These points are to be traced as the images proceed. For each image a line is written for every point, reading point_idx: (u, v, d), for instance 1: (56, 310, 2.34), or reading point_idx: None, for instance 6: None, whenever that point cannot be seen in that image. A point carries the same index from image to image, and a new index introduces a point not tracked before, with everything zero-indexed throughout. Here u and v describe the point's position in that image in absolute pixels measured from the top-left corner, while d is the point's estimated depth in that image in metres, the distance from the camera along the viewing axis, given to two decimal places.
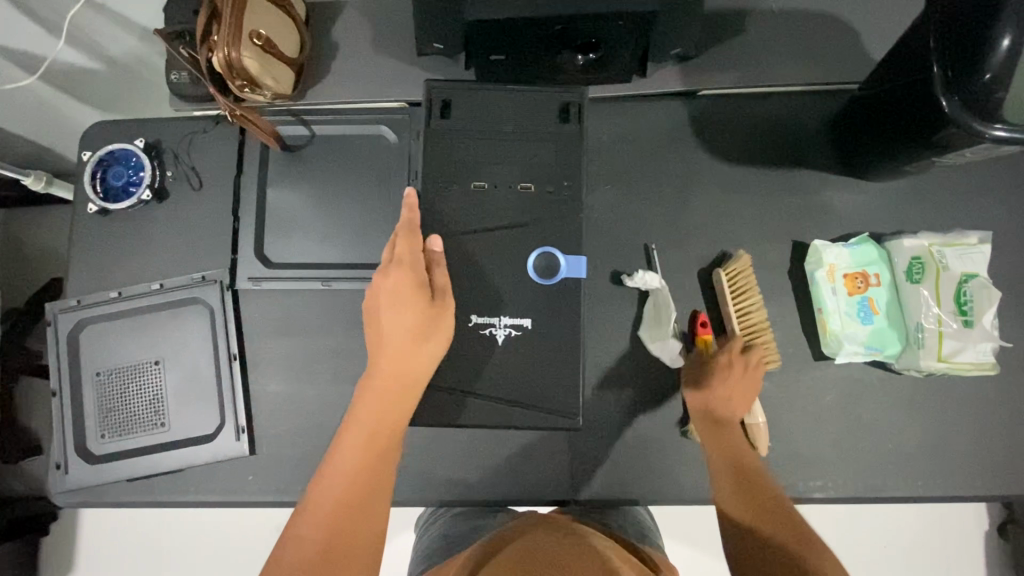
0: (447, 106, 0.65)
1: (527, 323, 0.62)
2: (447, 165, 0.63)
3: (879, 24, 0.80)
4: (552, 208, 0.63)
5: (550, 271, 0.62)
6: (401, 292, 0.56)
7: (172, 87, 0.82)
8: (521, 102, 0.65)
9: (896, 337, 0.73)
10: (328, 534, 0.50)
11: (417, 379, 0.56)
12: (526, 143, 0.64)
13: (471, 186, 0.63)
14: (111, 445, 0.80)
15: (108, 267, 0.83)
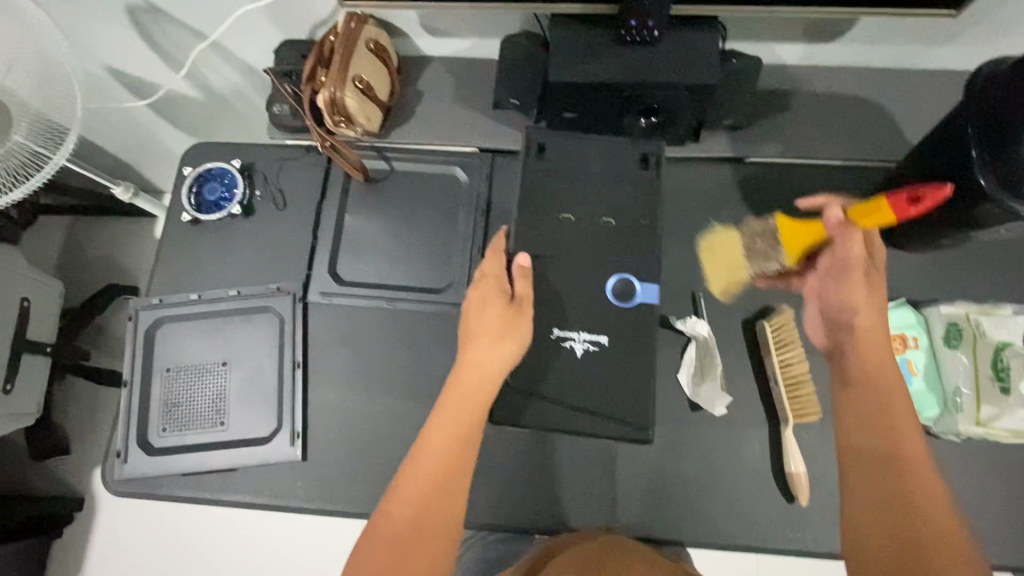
0: (542, 147, 0.72)
1: (603, 340, 0.68)
2: (539, 198, 0.71)
3: (914, 112, 0.89)
4: (630, 239, 0.70)
5: (626, 295, 0.68)
6: (487, 300, 0.66)
7: (274, 118, 0.91)
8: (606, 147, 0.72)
9: (935, 400, 0.75)
10: (422, 502, 0.62)
11: (496, 374, 0.65)
12: (608, 184, 0.71)
13: (560, 218, 0.70)
14: (170, 439, 0.84)
15: (191, 271, 0.90)
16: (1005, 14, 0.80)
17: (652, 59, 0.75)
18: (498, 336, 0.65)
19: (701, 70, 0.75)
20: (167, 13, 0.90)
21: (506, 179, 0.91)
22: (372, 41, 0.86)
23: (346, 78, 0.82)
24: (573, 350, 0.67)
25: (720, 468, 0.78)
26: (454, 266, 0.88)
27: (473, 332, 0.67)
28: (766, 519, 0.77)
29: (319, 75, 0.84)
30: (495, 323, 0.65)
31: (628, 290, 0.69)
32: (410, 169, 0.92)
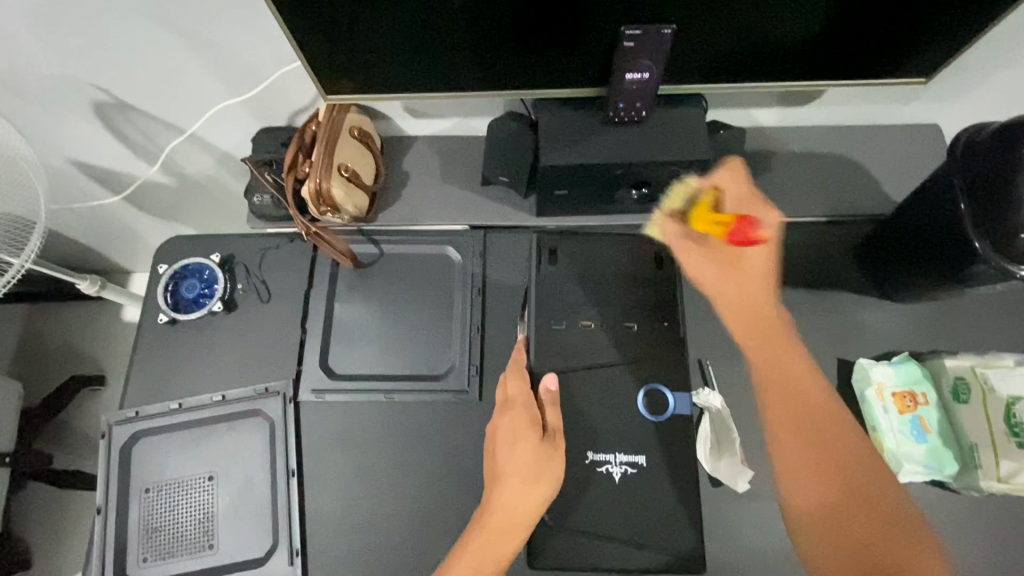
0: (553, 253, 0.84)
1: (640, 460, 0.76)
2: (560, 308, 0.82)
3: (891, 167, 0.92)
4: (652, 341, 0.80)
5: (657, 407, 0.77)
6: (525, 430, 0.72)
7: (255, 209, 0.87)
8: (620, 250, 0.84)
9: (952, 456, 0.75)
10: None
11: (532, 511, 0.69)
12: (623, 286, 0.83)
13: (580, 323, 0.81)
14: (153, 570, 0.76)
15: (171, 376, 0.84)
16: (963, 74, 0.85)
17: (640, 138, 0.76)
18: (538, 468, 0.70)
19: (690, 146, 0.75)
20: (135, 106, 0.88)
21: (499, 256, 0.89)
22: (355, 128, 0.84)
23: (331, 167, 0.80)
24: (610, 473, 0.75)
25: (748, 548, 0.75)
26: (453, 351, 0.85)
27: (508, 462, 0.71)
28: None
29: (301, 164, 0.82)
30: (532, 455, 0.71)
31: (659, 400, 0.78)
32: (401, 251, 0.90)
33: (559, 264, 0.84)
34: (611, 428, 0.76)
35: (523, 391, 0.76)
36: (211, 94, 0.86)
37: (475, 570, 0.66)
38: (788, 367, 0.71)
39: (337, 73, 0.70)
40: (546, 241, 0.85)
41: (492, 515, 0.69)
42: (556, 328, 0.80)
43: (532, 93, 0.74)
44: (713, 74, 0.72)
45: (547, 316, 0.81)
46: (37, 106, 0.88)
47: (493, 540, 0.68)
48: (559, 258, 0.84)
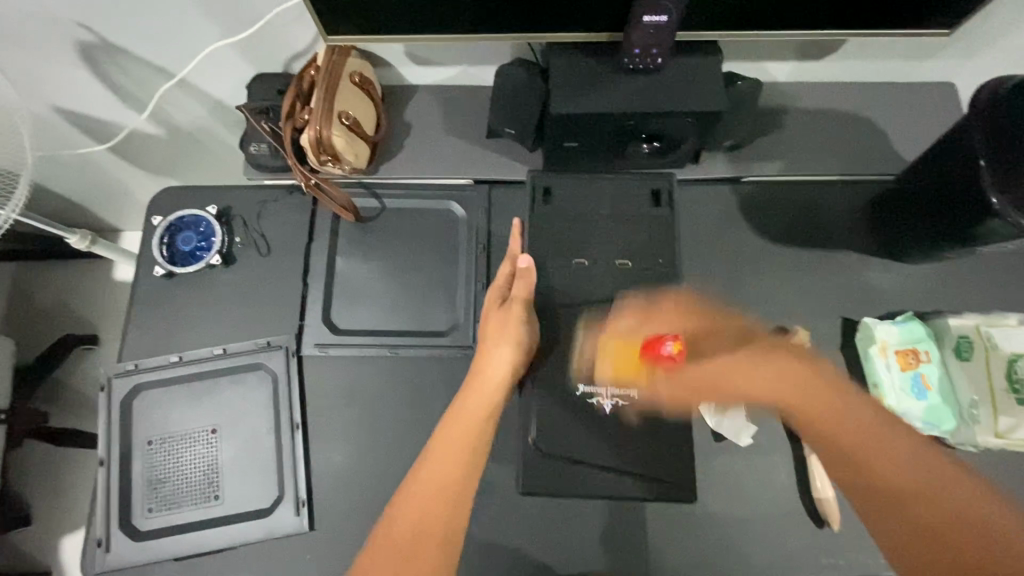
0: (549, 191, 0.83)
1: (632, 392, 0.74)
2: (560, 244, 0.80)
3: (904, 125, 0.90)
4: (654, 279, 0.79)
5: None
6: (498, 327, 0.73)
7: (251, 157, 0.84)
8: (619, 184, 0.83)
9: (951, 411, 0.76)
10: (428, 502, 0.60)
11: (498, 374, 0.70)
12: (619, 225, 0.81)
13: (574, 262, 0.80)
14: (157, 521, 0.75)
15: (170, 330, 0.83)
16: (986, 28, 0.82)
17: (654, 88, 0.73)
18: (503, 330, 0.72)
19: (705, 96, 0.73)
20: (121, 47, 0.83)
21: (504, 211, 0.88)
22: (356, 73, 0.81)
23: (332, 115, 0.77)
24: (601, 404, 0.74)
25: (749, 501, 0.76)
26: (458, 307, 0.84)
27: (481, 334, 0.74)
28: (797, 549, 0.75)
29: (301, 111, 0.79)
30: (494, 323, 0.73)
31: None
32: (403, 206, 0.88)
33: (557, 200, 0.82)
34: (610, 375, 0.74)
35: (496, 295, 0.76)
36: (202, 36, 0.82)
37: (452, 433, 0.65)
38: (815, 393, 0.64)
39: (336, 14, 0.66)
40: (541, 179, 0.83)
41: (455, 413, 0.67)
42: (567, 266, 0.79)
43: (541, 37, 0.70)
44: (734, 20, 0.68)
45: (546, 257, 0.80)
46: (15, 48, 0.84)
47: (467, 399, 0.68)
48: (554, 196, 0.82)
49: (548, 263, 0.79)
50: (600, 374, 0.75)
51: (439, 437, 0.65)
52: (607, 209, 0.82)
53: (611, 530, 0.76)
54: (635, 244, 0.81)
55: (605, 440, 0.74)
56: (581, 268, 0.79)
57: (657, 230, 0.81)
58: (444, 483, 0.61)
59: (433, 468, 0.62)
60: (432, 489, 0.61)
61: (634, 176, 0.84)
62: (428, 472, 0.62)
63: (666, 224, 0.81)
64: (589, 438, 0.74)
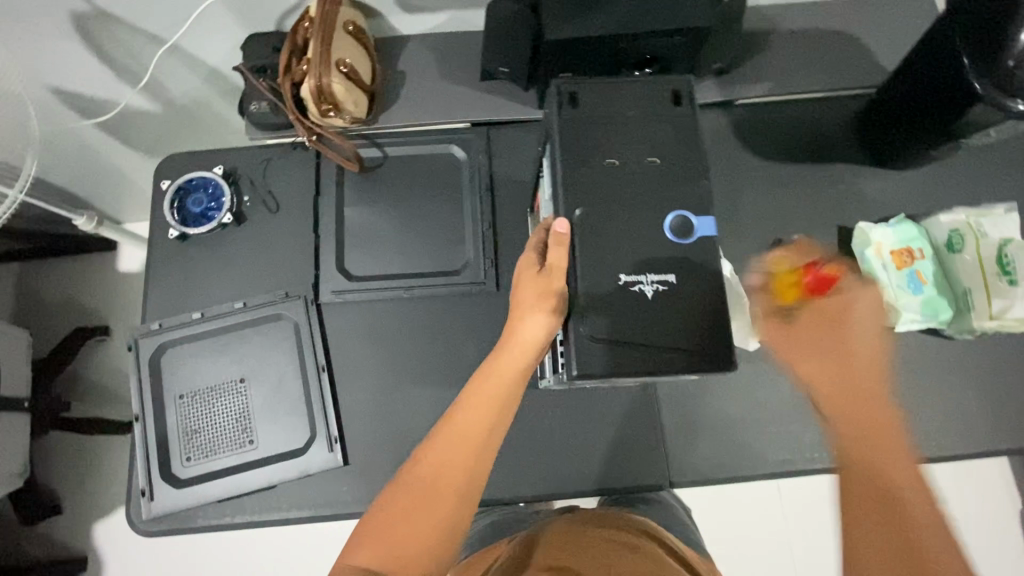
0: (574, 97, 0.62)
1: (672, 277, 0.60)
2: (577, 147, 0.62)
3: (887, 36, 0.92)
4: (682, 177, 0.62)
5: (684, 231, 0.61)
6: (528, 297, 0.60)
7: (252, 116, 0.86)
8: (640, 87, 0.63)
9: (947, 303, 0.79)
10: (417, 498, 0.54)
11: (529, 347, 0.60)
12: (646, 123, 0.63)
13: (602, 164, 0.61)
14: (197, 468, 0.78)
15: (190, 290, 0.85)
16: None
17: (643, 9, 0.75)
18: (533, 296, 0.60)
19: (692, 12, 0.75)
20: (111, 17, 0.84)
21: (504, 150, 0.90)
22: (349, 22, 0.82)
23: (330, 63, 0.79)
24: (642, 294, 0.59)
25: (760, 402, 0.80)
26: (467, 244, 0.86)
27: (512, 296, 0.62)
28: (808, 442, 0.79)
29: (298, 64, 0.81)
30: (525, 286, 0.61)
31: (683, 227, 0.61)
32: (405, 153, 0.90)
33: (582, 108, 0.63)
34: (645, 262, 0.60)
35: (532, 254, 0.63)
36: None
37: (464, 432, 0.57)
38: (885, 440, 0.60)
39: None
40: (562, 84, 0.62)
41: (468, 402, 0.58)
42: (590, 171, 0.61)
43: None
44: None
45: (566, 156, 0.62)
46: None
47: (491, 384, 0.59)
48: (581, 101, 0.62)
49: (567, 167, 0.61)
50: (636, 262, 0.60)
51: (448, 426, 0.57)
52: (632, 110, 0.63)
53: (633, 441, 0.79)
54: (666, 148, 0.62)
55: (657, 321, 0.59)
56: (605, 170, 0.61)
57: (685, 127, 0.63)
58: (448, 471, 0.55)
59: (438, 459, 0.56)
60: (436, 471, 0.55)
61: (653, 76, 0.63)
62: (423, 462, 0.56)
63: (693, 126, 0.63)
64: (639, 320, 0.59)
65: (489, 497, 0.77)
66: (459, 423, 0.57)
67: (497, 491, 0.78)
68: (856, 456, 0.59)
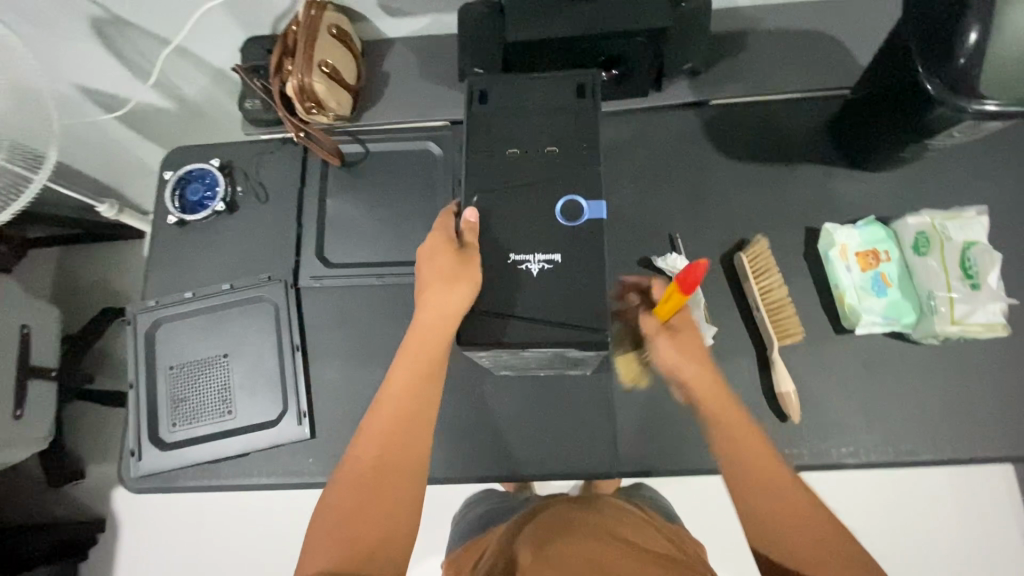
0: (487, 94, 0.69)
1: (557, 257, 0.63)
2: (485, 138, 0.67)
3: (866, 37, 0.91)
4: (578, 163, 0.66)
5: (573, 215, 0.64)
6: (443, 275, 0.62)
7: (246, 113, 0.94)
8: (546, 83, 0.69)
9: (910, 306, 0.79)
10: (369, 480, 0.61)
11: (447, 321, 0.63)
12: (551, 116, 0.68)
13: (506, 152, 0.67)
14: (181, 433, 0.85)
15: (185, 271, 0.93)
16: None
17: (605, 11, 0.78)
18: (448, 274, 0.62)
19: (652, 14, 0.77)
20: (125, 21, 0.92)
21: None
22: (334, 26, 0.88)
23: (312, 63, 0.84)
24: (530, 272, 0.63)
25: None
26: None
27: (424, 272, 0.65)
28: (759, 440, 0.79)
29: (286, 65, 0.87)
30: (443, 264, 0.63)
31: (573, 211, 0.64)
32: (385, 149, 0.95)
33: (494, 103, 0.69)
34: (535, 240, 0.63)
35: (436, 240, 0.65)
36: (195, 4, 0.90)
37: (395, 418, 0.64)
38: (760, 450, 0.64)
39: None
40: (476, 81, 0.69)
41: (364, 434, 0.64)
42: (495, 157, 0.67)
43: None
44: None
45: (474, 142, 0.67)
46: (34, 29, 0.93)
47: (418, 364, 0.66)
48: (492, 99, 0.69)
49: (474, 152, 0.67)
50: (528, 239, 0.64)
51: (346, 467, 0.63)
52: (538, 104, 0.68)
53: (585, 429, 0.81)
54: (566, 137, 0.67)
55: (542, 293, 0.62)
56: (508, 159, 0.67)
57: (587, 117, 0.68)
58: (387, 454, 0.63)
59: (376, 443, 0.63)
60: (374, 468, 0.62)
61: (557, 72, 0.69)
62: (365, 448, 0.63)
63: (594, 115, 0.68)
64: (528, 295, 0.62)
65: (443, 475, 0.81)
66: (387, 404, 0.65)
67: (451, 471, 0.81)
68: (749, 475, 0.63)
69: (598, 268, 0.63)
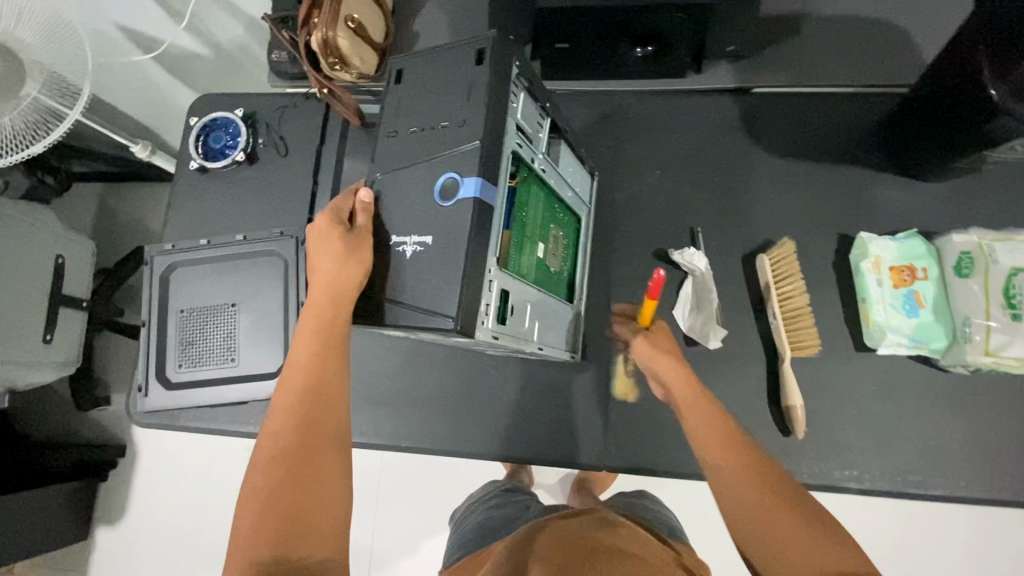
0: (401, 75, 0.63)
1: (428, 240, 0.56)
2: (392, 117, 0.62)
3: (936, 30, 0.83)
4: (461, 139, 0.57)
5: (447, 193, 0.56)
6: (331, 256, 0.57)
7: (274, 65, 0.94)
8: (449, 52, 0.60)
9: (942, 331, 0.73)
10: (284, 457, 0.57)
11: (344, 300, 0.58)
12: (450, 89, 0.59)
13: (409, 133, 0.60)
14: (186, 375, 0.88)
15: (204, 218, 0.94)
16: None
17: None
18: (336, 256, 0.57)
19: None
20: None
21: None
22: None
23: (338, 17, 0.82)
24: (406, 255, 0.58)
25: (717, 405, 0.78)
26: None
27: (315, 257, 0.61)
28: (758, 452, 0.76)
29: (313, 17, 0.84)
30: (330, 247, 0.58)
31: (451, 190, 0.56)
32: None
33: (406, 84, 0.62)
34: (410, 221, 0.58)
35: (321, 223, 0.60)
36: None
37: (302, 393, 0.60)
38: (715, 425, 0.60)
39: None
40: (393, 61, 0.63)
41: (274, 412, 0.60)
42: (398, 137, 0.61)
43: None
44: None
45: (383, 124, 0.62)
46: None
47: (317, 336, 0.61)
48: (405, 78, 0.62)
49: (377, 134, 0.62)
50: (406, 223, 0.58)
51: (256, 452, 0.59)
52: (443, 77, 0.60)
53: (578, 419, 0.80)
54: (462, 113, 0.58)
55: (427, 272, 0.56)
56: (412, 139, 0.60)
57: (485, 87, 0.57)
58: (298, 427, 0.59)
59: (286, 421, 0.59)
60: (286, 444, 0.58)
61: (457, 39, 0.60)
62: (277, 427, 0.59)
63: (491, 79, 0.57)
64: (421, 278, 0.56)
65: (433, 446, 0.82)
66: (292, 378, 0.61)
67: (441, 443, 0.82)
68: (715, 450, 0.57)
69: (456, 251, 0.54)
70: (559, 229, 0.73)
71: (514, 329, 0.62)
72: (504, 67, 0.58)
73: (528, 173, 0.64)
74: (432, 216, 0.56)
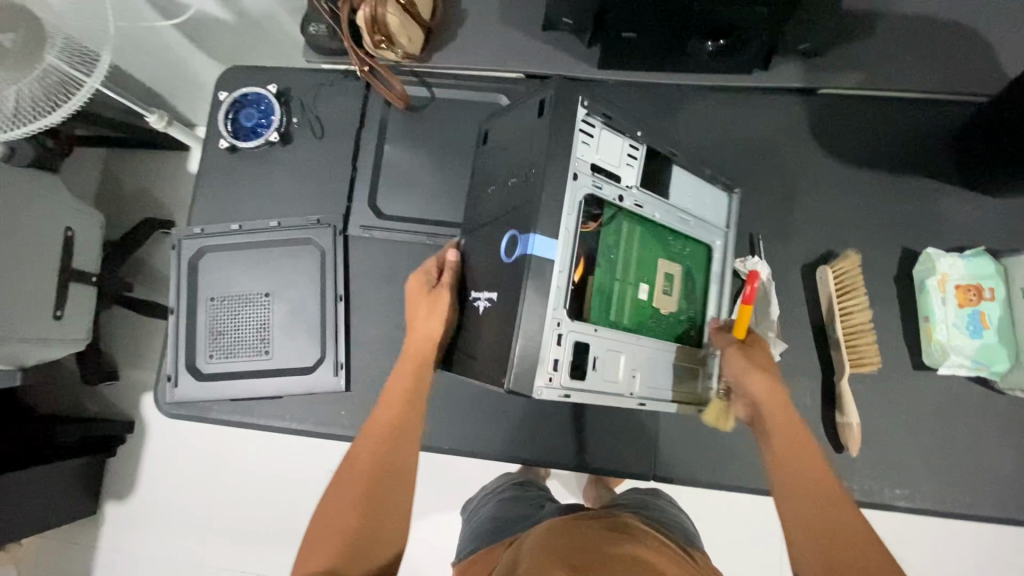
0: (487, 136, 0.71)
1: (494, 296, 0.62)
2: (483, 176, 0.69)
3: (1018, 37, 0.79)
4: (523, 194, 0.60)
5: (512, 251, 0.60)
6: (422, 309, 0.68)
7: (311, 38, 0.86)
8: (520, 112, 0.65)
9: (1005, 353, 0.72)
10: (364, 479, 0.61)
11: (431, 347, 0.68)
12: (521, 145, 0.63)
13: (490, 189, 0.67)
14: (217, 366, 0.85)
15: (234, 202, 0.89)
16: None
17: None
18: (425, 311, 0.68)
19: None
20: None
21: None
22: None
23: None
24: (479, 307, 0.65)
25: None
26: None
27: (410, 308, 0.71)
28: None
29: None
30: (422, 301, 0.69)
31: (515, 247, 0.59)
32: (452, 97, 0.88)
33: (493, 140, 0.69)
34: (487, 277, 0.64)
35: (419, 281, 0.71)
36: None
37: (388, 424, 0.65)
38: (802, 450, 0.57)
39: None
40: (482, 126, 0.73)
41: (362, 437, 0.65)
42: (486, 193, 0.68)
43: None
44: None
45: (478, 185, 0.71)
46: None
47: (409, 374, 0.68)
48: (490, 139, 0.70)
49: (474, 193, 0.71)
50: (481, 279, 0.65)
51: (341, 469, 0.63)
52: (517, 134, 0.64)
53: (624, 427, 0.78)
54: (528, 167, 0.60)
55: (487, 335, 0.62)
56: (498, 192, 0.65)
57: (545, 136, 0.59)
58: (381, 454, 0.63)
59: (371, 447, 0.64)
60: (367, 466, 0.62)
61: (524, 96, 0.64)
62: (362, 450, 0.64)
63: (550, 131, 0.58)
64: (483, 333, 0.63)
65: (474, 450, 0.79)
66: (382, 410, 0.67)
67: (484, 446, 0.80)
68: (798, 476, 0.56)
69: (512, 310, 0.58)
70: (672, 263, 0.69)
71: (596, 381, 0.61)
72: (563, 109, 0.58)
73: (615, 212, 0.64)
74: (495, 273, 0.63)
